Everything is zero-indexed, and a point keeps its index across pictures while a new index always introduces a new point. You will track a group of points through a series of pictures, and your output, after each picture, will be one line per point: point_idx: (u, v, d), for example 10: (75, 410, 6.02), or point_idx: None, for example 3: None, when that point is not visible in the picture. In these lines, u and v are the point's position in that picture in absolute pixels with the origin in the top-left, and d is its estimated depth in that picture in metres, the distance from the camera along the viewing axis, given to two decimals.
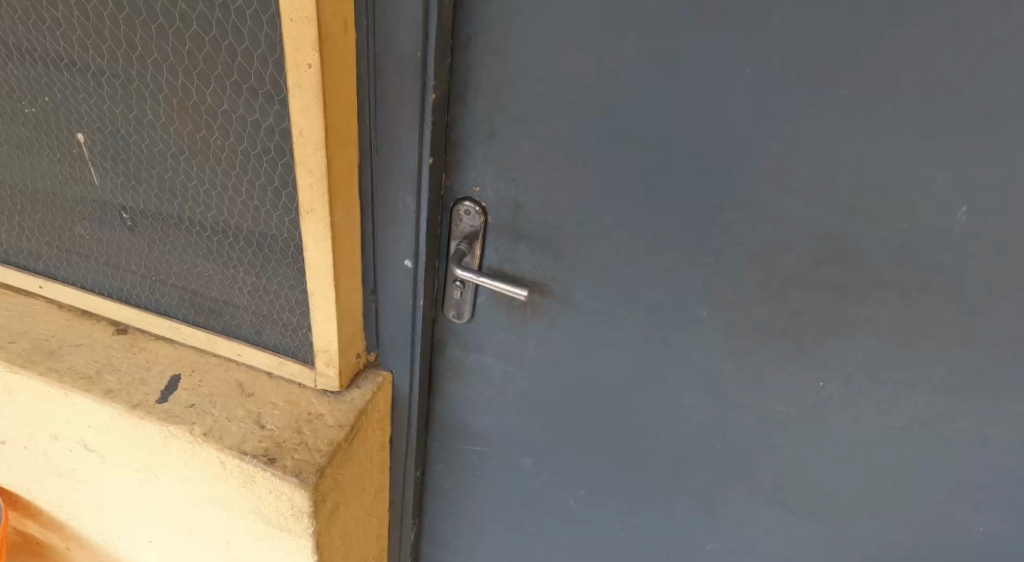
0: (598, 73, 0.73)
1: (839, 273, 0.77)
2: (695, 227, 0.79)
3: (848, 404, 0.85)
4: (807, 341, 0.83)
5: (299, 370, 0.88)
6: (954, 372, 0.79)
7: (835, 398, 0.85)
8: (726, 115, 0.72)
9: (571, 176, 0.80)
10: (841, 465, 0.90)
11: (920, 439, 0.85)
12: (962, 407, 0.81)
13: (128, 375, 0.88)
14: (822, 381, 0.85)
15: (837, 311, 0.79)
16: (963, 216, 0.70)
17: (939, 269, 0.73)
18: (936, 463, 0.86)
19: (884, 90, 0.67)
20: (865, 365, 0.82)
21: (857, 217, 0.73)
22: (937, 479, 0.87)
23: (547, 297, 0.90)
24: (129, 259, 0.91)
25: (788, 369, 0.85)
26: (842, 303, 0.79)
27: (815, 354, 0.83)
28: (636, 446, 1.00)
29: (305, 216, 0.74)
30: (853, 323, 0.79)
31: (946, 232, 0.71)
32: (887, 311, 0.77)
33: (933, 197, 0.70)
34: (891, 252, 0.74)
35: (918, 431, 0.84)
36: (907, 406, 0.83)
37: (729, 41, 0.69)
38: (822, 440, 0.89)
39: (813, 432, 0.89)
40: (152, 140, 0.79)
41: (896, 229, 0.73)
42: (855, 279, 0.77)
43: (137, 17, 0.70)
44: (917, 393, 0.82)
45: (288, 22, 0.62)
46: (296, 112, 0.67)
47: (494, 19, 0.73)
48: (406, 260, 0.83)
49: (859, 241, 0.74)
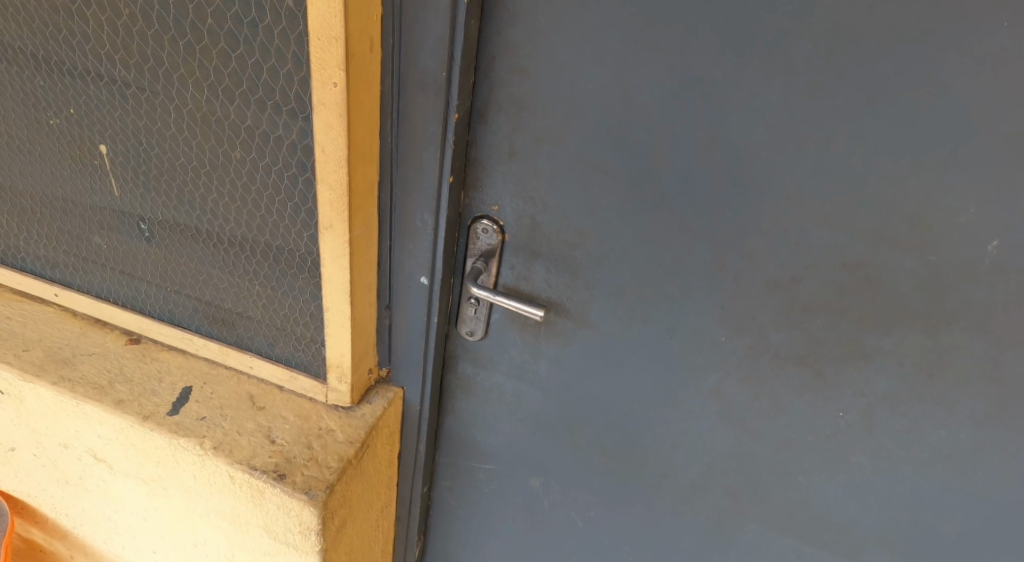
0: (623, 96, 0.73)
1: (862, 302, 0.76)
2: (716, 251, 0.79)
3: (868, 434, 0.84)
4: (827, 369, 0.82)
5: (310, 384, 0.88)
6: (980, 407, 0.77)
7: (855, 428, 0.84)
8: (751, 141, 0.72)
9: (591, 197, 0.80)
10: (858, 494, 0.89)
11: (942, 472, 0.83)
12: (987, 442, 0.79)
13: (139, 386, 0.87)
14: (841, 410, 0.84)
15: (859, 339, 0.78)
16: (993, 249, 0.69)
17: (966, 301, 0.72)
18: (958, 498, 0.84)
19: (913, 121, 0.66)
20: (887, 395, 0.81)
21: (882, 246, 0.72)
22: (958, 514, 0.86)
23: (562, 316, 0.90)
24: (145, 270, 0.90)
25: (807, 396, 0.84)
26: (864, 332, 0.78)
27: (835, 382, 0.82)
28: (648, 469, 0.99)
29: (323, 231, 0.74)
30: (876, 353, 0.79)
31: (975, 265, 0.70)
32: (911, 342, 0.76)
33: (963, 229, 0.69)
34: (916, 282, 0.73)
35: (940, 463, 0.83)
36: (929, 439, 0.82)
37: (756, 68, 0.68)
38: (840, 470, 0.88)
39: (830, 460, 0.88)
40: (173, 153, 0.79)
41: (922, 260, 0.72)
42: (878, 308, 0.76)
43: (165, 34, 0.70)
44: (940, 426, 0.80)
45: (315, 41, 0.62)
46: (319, 129, 0.66)
47: (519, 40, 0.73)
48: (422, 277, 0.83)
49: (883, 271, 0.74)
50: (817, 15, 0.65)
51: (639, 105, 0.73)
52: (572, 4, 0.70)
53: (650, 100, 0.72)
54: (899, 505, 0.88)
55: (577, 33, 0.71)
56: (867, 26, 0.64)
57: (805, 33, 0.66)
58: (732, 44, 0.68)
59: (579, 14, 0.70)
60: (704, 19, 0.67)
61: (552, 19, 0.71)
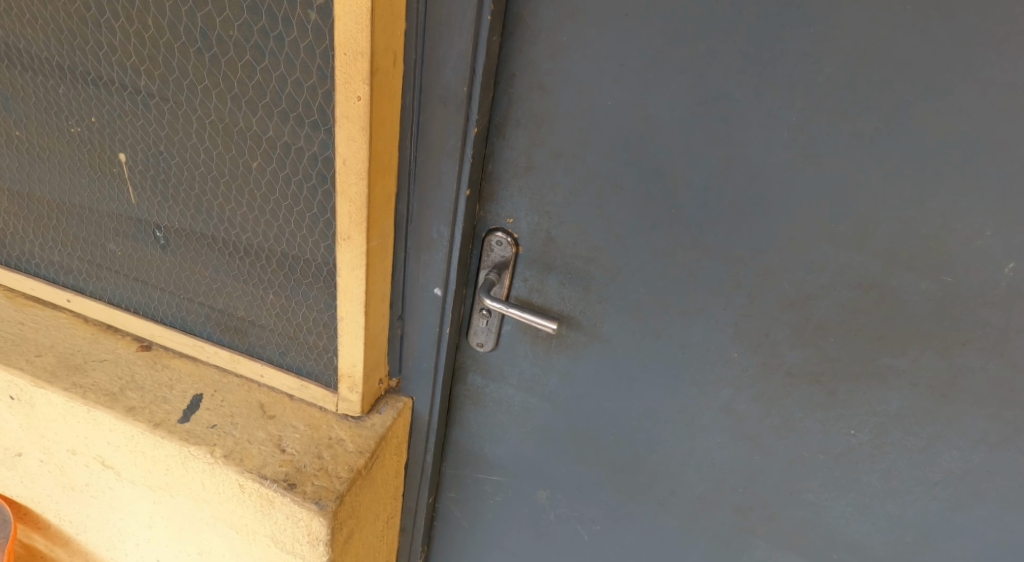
0: (642, 114, 0.73)
1: (877, 322, 0.77)
2: (731, 269, 0.79)
3: (879, 454, 0.85)
4: (839, 388, 0.82)
5: (321, 393, 0.88)
6: (993, 428, 0.78)
7: (866, 447, 0.85)
8: (769, 159, 0.72)
9: (606, 212, 0.80)
10: (867, 514, 0.90)
11: (953, 493, 0.84)
12: (998, 463, 0.80)
13: (151, 393, 0.87)
14: (854, 429, 0.84)
15: (873, 359, 0.79)
16: (1011, 271, 0.70)
17: (983, 323, 0.73)
18: (969, 519, 0.85)
19: (932, 144, 0.67)
20: (899, 416, 0.81)
21: (897, 268, 0.73)
22: (966, 536, 0.86)
23: (574, 329, 0.90)
24: (159, 277, 0.91)
25: (819, 415, 0.85)
26: (877, 353, 0.78)
27: (848, 401, 0.82)
28: (657, 484, 0.99)
29: (341, 242, 0.74)
30: (889, 373, 0.79)
31: (991, 288, 0.71)
32: (925, 363, 0.77)
33: (979, 252, 0.70)
34: (932, 304, 0.73)
35: (951, 485, 0.83)
36: (941, 459, 0.82)
37: (776, 88, 0.69)
38: (849, 489, 0.88)
39: (841, 479, 0.88)
40: (193, 163, 0.79)
41: (938, 282, 0.72)
42: (892, 329, 0.76)
43: (191, 46, 0.71)
44: (952, 447, 0.81)
45: (340, 55, 0.62)
46: (340, 142, 0.67)
47: (540, 56, 0.73)
48: (436, 288, 0.83)
49: (898, 292, 0.74)
50: (838, 37, 0.65)
51: (657, 123, 0.73)
52: (594, 23, 0.70)
53: (668, 117, 0.73)
54: (907, 526, 0.89)
55: (597, 50, 0.71)
56: (887, 48, 0.64)
57: (826, 56, 0.66)
58: (752, 66, 0.68)
59: (600, 33, 0.70)
60: (725, 41, 0.68)
61: (573, 37, 0.71)
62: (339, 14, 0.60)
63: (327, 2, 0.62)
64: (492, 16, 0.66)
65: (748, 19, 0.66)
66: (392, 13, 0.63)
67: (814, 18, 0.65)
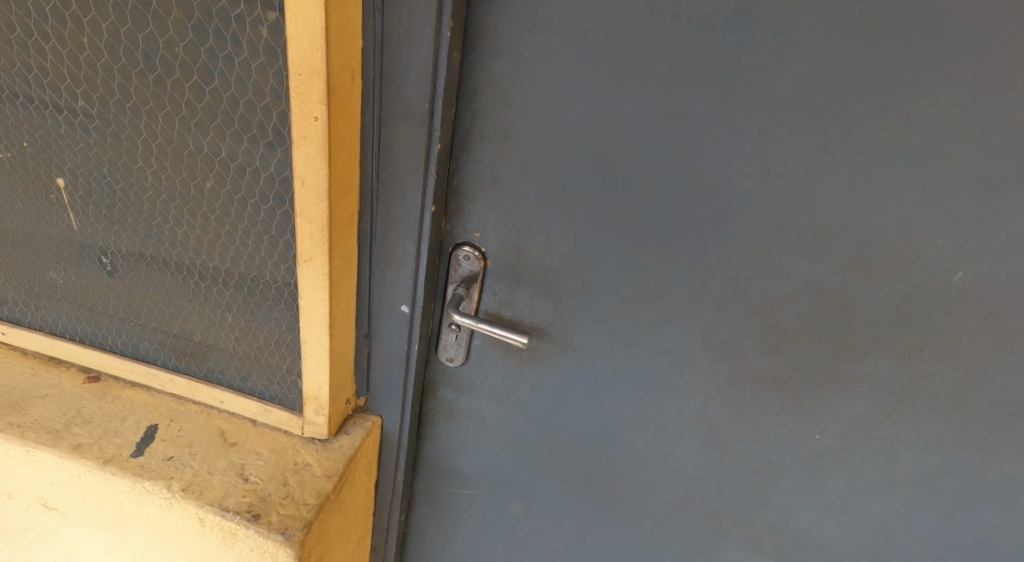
0: (608, 127, 0.72)
1: (841, 329, 0.78)
2: (699, 279, 0.79)
3: (844, 455, 0.87)
4: (805, 394, 0.84)
5: (286, 417, 0.84)
6: (947, 428, 0.82)
7: (831, 449, 0.87)
8: (735, 171, 0.72)
9: (574, 225, 0.78)
10: (832, 512, 0.93)
11: (910, 489, 0.88)
12: (950, 460, 0.84)
13: (100, 427, 0.82)
14: (819, 433, 0.86)
15: (836, 365, 0.80)
16: (959, 280, 0.72)
17: (936, 330, 0.75)
18: (923, 512, 0.89)
19: (892, 155, 0.68)
20: (862, 420, 0.84)
21: (859, 275, 0.74)
22: (921, 527, 0.91)
23: (545, 342, 0.88)
24: (107, 303, 0.86)
25: (787, 420, 0.86)
26: (839, 359, 0.80)
27: (813, 406, 0.84)
28: (631, 492, 0.99)
29: (302, 264, 0.70)
30: (852, 379, 0.81)
31: (944, 296, 0.73)
32: (885, 368, 0.79)
33: (934, 261, 0.72)
34: (891, 311, 0.75)
35: (908, 481, 0.87)
36: (899, 459, 0.86)
37: (739, 101, 0.68)
38: (817, 489, 0.91)
39: (808, 480, 0.91)
40: (140, 187, 0.74)
41: (896, 290, 0.74)
42: (855, 336, 0.78)
43: (132, 67, 0.66)
44: (910, 447, 0.84)
45: (295, 76, 0.59)
46: (298, 163, 0.63)
47: (502, 69, 0.71)
48: (403, 305, 0.80)
49: (860, 300, 0.75)
50: (798, 51, 0.65)
51: (623, 135, 0.72)
52: (556, 37, 0.69)
53: (635, 129, 0.72)
54: (868, 522, 0.92)
55: (562, 63, 0.70)
56: (848, 60, 0.65)
57: (786, 70, 0.66)
58: (715, 79, 0.68)
59: (563, 46, 0.69)
60: (689, 54, 0.67)
61: (536, 50, 0.69)
62: (293, 33, 0.57)
63: (280, 20, 0.59)
64: (453, 31, 0.63)
65: (710, 33, 0.66)
66: (348, 29, 0.60)
67: (776, 32, 0.65)
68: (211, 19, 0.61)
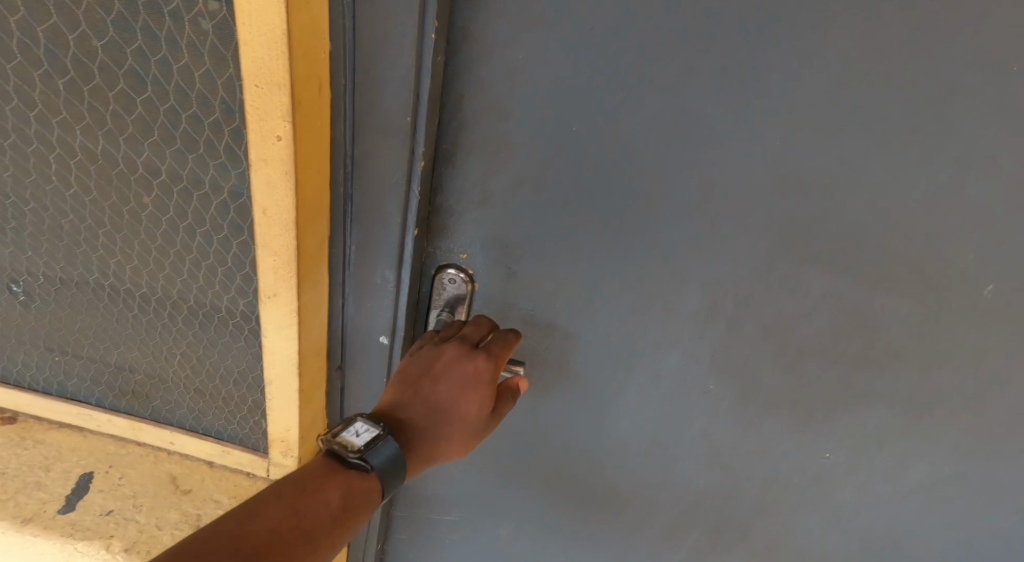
0: (614, 139, 0.63)
1: (859, 347, 0.74)
2: (710, 301, 0.72)
3: (852, 468, 0.86)
4: (818, 410, 0.80)
5: (249, 459, 0.75)
6: (957, 435, 0.81)
7: (840, 464, 0.85)
8: (754, 187, 0.64)
9: (573, 244, 0.70)
10: (832, 520, 0.93)
11: (911, 495, 0.88)
12: (954, 466, 0.84)
13: (19, 480, 0.74)
14: (828, 451, 0.84)
15: (851, 382, 0.77)
16: (987, 292, 0.69)
17: (956, 343, 0.73)
18: (923, 513, 0.90)
19: (926, 166, 0.61)
20: (873, 434, 0.82)
21: (879, 290, 0.69)
22: (918, 527, 0.92)
23: (540, 367, 0.80)
24: (22, 334, 0.74)
25: (796, 437, 0.84)
26: (856, 375, 0.76)
27: (825, 423, 0.81)
28: (630, 509, 0.96)
29: (265, 299, 0.62)
30: (867, 394, 0.78)
31: (968, 307, 0.70)
32: (902, 381, 0.76)
33: (962, 274, 0.68)
34: (913, 326, 0.72)
35: (913, 488, 0.87)
36: (907, 467, 0.84)
37: (762, 110, 0.60)
38: (823, 502, 0.90)
39: (814, 494, 0.89)
40: (55, 210, 0.64)
41: (919, 305, 0.70)
42: (872, 352, 0.74)
43: (37, 72, 0.56)
44: (917, 455, 0.83)
45: (251, 88, 0.50)
46: (258, 189, 0.55)
47: (492, 74, 0.61)
48: (382, 336, 0.71)
49: (881, 316, 0.71)
50: (830, 57, 0.58)
51: (630, 147, 0.63)
52: (555, 38, 0.59)
53: (646, 142, 0.63)
54: (866, 527, 0.93)
55: (561, 68, 0.60)
56: (888, 66, 0.57)
57: (814, 76, 0.58)
58: (734, 88, 0.60)
59: (562, 47, 0.59)
60: (708, 59, 0.58)
61: (531, 52, 0.60)
62: (246, 36, 0.48)
63: (229, 21, 0.50)
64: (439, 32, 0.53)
65: (732, 35, 0.57)
66: (313, 32, 0.51)
67: (809, 31, 0.57)
68: (136, 12, 0.51)
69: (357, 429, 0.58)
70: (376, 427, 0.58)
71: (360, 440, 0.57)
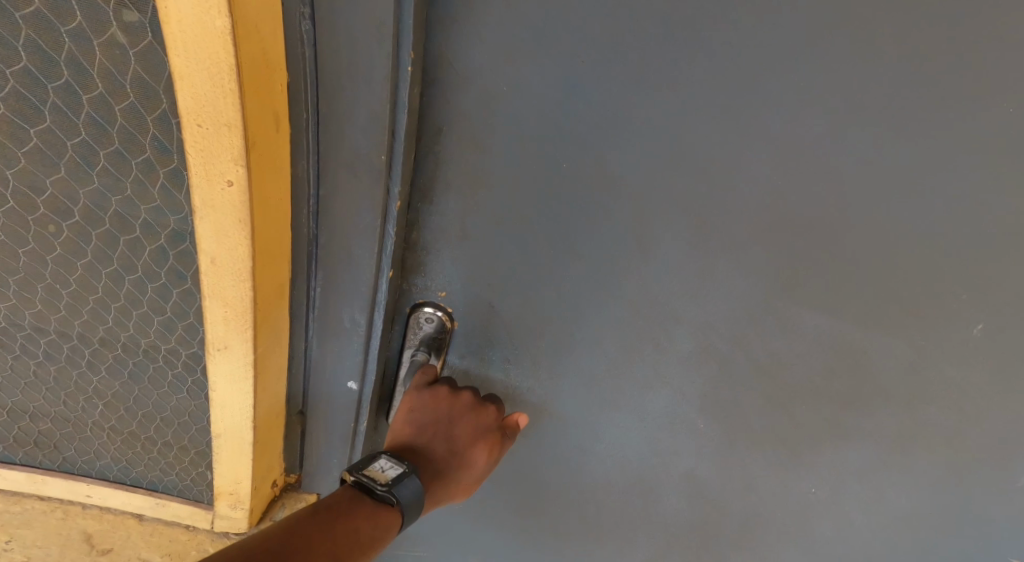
0: (606, 175, 0.57)
1: (848, 385, 0.69)
2: (702, 342, 0.67)
3: (831, 504, 0.81)
4: (802, 447, 0.75)
5: (189, 512, 0.75)
6: (944, 473, 0.76)
7: (822, 499, 0.80)
8: (750, 224, 0.58)
9: (555, 282, 0.64)
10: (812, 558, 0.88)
11: (893, 532, 0.83)
12: (936, 501, 0.79)
13: None
14: (812, 485, 0.79)
15: (840, 420, 0.72)
16: (977, 330, 0.63)
17: (942, 377, 0.67)
18: (907, 550, 0.85)
19: (947, 211, 0.56)
20: (853, 471, 0.77)
21: (873, 327, 0.64)
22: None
23: (523, 407, 0.75)
24: None
25: (775, 473, 0.78)
26: (845, 413, 0.71)
27: (807, 459, 0.76)
28: (606, 545, 0.91)
29: (215, 352, 0.56)
30: (856, 432, 0.73)
31: (958, 342, 0.64)
32: (889, 421, 0.71)
33: (955, 312, 0.62)
34: (901, 364, 0.66)
35: (898, 525, 0.82)
36: (891, 501, 0.80)
37: (765, 146, 0.54)
38: (801, 539, 0.85)
39: (792, 529, 0.84)
40: None
41: (909, 341, 0.65)
42: (863, 392, 0.69)
43: None
44: (902, 491, 0.78)
45: (192, 128, 0.44)
46: (205, 237, 0.49)
47: (471, 104, 0.55)
48: (350, 382, 0.64)
49: (874, 355, 0.66)
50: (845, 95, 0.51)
51: (623, 184, 0.57)
52: (540, 65, 0.52)
53: (640, 179, 0.57)
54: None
55: (546, 99, 0.54)
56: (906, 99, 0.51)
57: (820, 105, 0.52)
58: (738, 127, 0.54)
59: (550, 77, 0.53)
60: (710, 94, 0.52)
61: (514, 81, 0.53)
62: (182, 69, 0.42)
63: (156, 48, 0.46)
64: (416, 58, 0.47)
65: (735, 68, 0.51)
66: (267, 64, 0.44)
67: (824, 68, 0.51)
68: (53, 67, 0.47)
69: (381, 465, 0.55)
70: (400, 464, 0.55)
71: (386, 476, 0.54)
